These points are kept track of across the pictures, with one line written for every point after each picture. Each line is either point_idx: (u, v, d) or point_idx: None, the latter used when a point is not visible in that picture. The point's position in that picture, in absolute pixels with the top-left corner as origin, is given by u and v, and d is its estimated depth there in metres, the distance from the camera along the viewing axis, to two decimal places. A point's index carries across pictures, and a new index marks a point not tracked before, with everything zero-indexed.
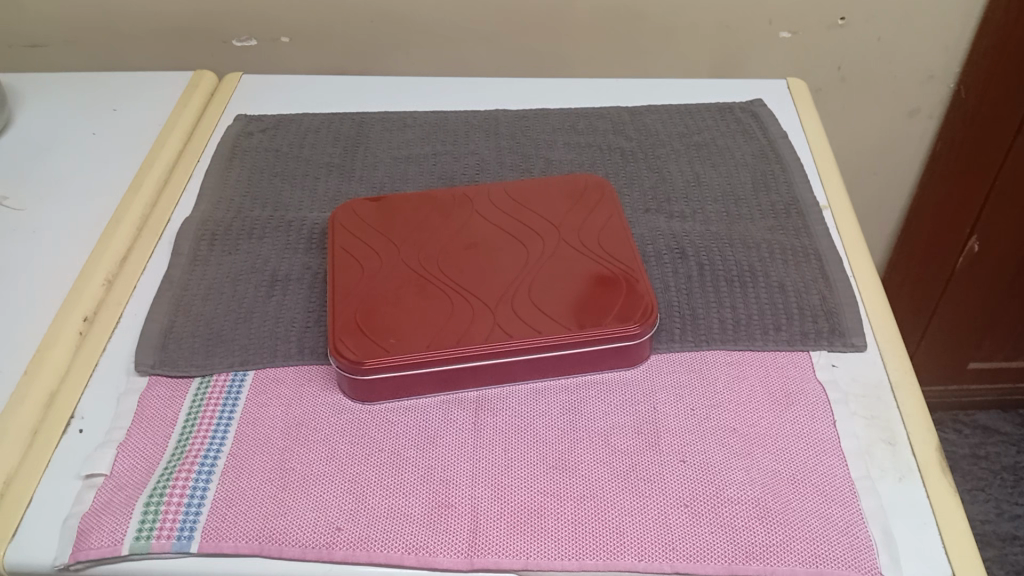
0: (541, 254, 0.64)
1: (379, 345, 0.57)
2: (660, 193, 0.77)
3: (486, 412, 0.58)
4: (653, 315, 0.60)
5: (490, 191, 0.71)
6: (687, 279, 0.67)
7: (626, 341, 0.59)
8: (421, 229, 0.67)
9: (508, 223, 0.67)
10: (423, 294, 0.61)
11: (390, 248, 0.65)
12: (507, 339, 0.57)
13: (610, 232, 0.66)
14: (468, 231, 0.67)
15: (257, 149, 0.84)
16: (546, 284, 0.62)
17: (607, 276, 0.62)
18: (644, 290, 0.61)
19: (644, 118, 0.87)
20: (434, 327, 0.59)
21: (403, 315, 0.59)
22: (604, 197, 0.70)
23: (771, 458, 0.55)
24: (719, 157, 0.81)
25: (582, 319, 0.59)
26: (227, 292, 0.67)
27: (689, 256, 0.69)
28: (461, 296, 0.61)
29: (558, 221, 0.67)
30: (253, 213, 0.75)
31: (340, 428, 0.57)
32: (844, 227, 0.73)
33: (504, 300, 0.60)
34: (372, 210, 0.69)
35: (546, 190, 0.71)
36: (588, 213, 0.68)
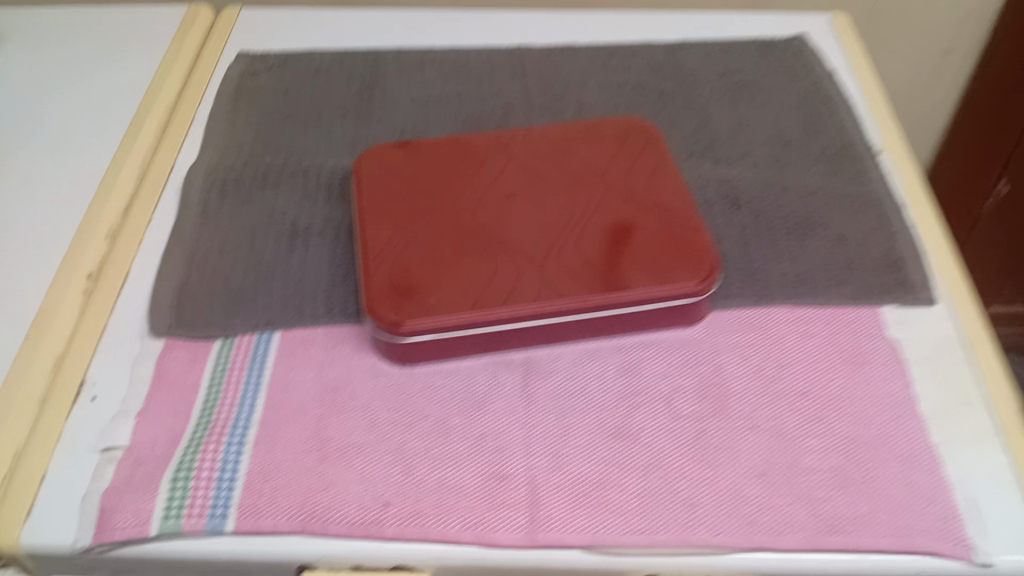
0: (588, 203, 0.60)
1: (418, 304, 0.53)
2: (702, 137, 0.71)
3: (536, 375, 0.54)
4: (714, 271, 0.55)
5: (527, 134, 0.66)
6: (740, 231, 0.62)
7: (686, 300, 0.54)
8: (455, 175, 0.62)
9: (549, 170, 0.62)
10: (462, 249, 0.56)
11: (423, 196, 0.60)
12: (559, 296, 0.53)
13: (658, 180, 0.61)
14: (506, 179, 0.62)
15: (263, 91, 0.77)
16: (597, 236, 0.57)
17: (662, 228, 0.58)
18: (702, 244, 0.57)
19: (677, 59, 0.81)
20: (477, 283, 0.54)
21: (443, 270, 0.55)
22: (649, 141, 0.65)
23: (845, 422, 0.51)
24: (762, 102, 0.76)
25: (638, 275, 0.54)
26: (244, 247, 0.62)
27: (741, 206, 0.64)
28: (505, 250, 0.56)
29: (601, 167, 0.63)
30: (263, 160, 0.69)
31: (379, 394, 0.53)
32: (901, 174, 0.69)
33: (552, 253, 0.56)
34: (398, 154, 0.64)
35: (585, 134, 0.66)
36: (634, 160, 0.63)
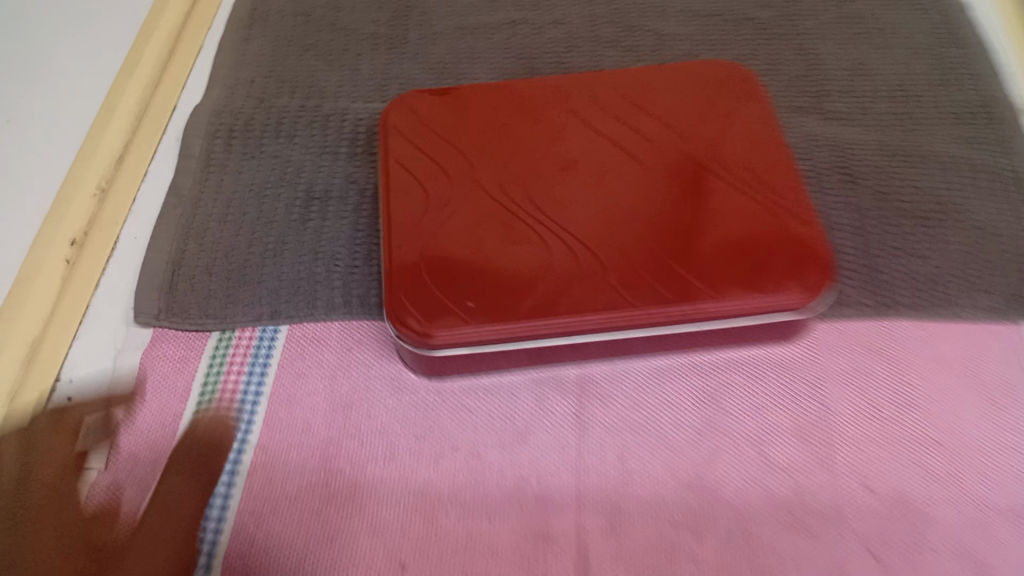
0: (668, 177, 0.48)
1: (450, 305, 0.42)
2: (811, 86, 0.58)
3: (593, 400, 0.44)
4: (825, 276, 0.43)
5: (592, 80, 0.53)
6: (856, 216, 0.50)
7: (789, 314, 0.43)
8: (502, 133, 0.50)
9: (618, 130, 0.50)
10: (508, 235, 0.45)
11: (462, 162, 0.49)
12: (630, 303, 0.42)
13: (758, 148, 0.49)
14: (564, 140, 0.50)
15: (280, 15, 0.65)
16: (675, 221, 0.45)
17: (761, 215, 0.46)
18: (810, 238, 0.45)
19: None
20: (525, 281, 0.43)
21: (483, 261, 0.44)
22: (748, 95, 0.52)
23: (982, 483, 0.40)
24: (888, 39, 0.61)
25: (728, 277, 0.43)
26: (251, 212, 0.52)
27: (859, 183, 0.52)
28: (559, 237, 0.45)
29: (685, 129, 0.50)
30: (277, 101, 0.58)
31: (400, 414, 0.43)
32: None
33: (621, 243, 0.44)
34: (434, 104, 0.52)
35: (666, 81, 0.53)
36: (728, 120, 0.50)
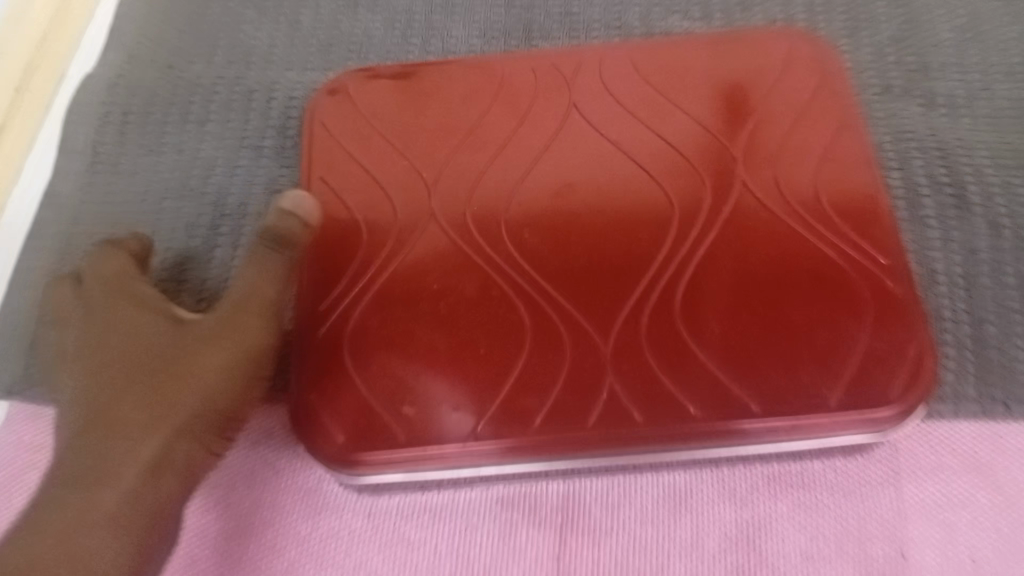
0: (698, 211, 0.34)
1: (380, 419, 0.31)
2: (912, 56, 0.42)
3: (582, 535, 0.32)
4: (920, 385, 0.30)
5: (604, 53, 0.39)
6: (966, 262, 0.36)
7: (867, 437, 0.30)
8: (474, 137, 0.37)
9: (637, 134, 0.36)
10: (465, 300, 0.33)
11: (411, 183, 0.36)
12: (627, 422, 0.30)
13: (832, 168, 0.34)
14: (562, 151, 0.36)
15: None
16: (706, 288, 0.32)
17: (832, 280, 0.32)
18: (903, 322, 0.31)
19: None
20: (484, 378, 0.31)
21: (427, 343, 0.32)
22: (818, 87, 0.37)
23: None
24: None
25: (776, 386, 0.30)
26: (140, 233, 0.39)
27: (973, 210, 0.37)
28: (540, 310, 0.32)
29: (730, 131, 0.36)
30: (187, 71, 0.44)
31: (320, 550, 0.32)
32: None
33: (621, 321, 0.32)
34: (379, 88, 0.38)
35: (704, 55, 0.38)
36: (791, 119, 0.36)
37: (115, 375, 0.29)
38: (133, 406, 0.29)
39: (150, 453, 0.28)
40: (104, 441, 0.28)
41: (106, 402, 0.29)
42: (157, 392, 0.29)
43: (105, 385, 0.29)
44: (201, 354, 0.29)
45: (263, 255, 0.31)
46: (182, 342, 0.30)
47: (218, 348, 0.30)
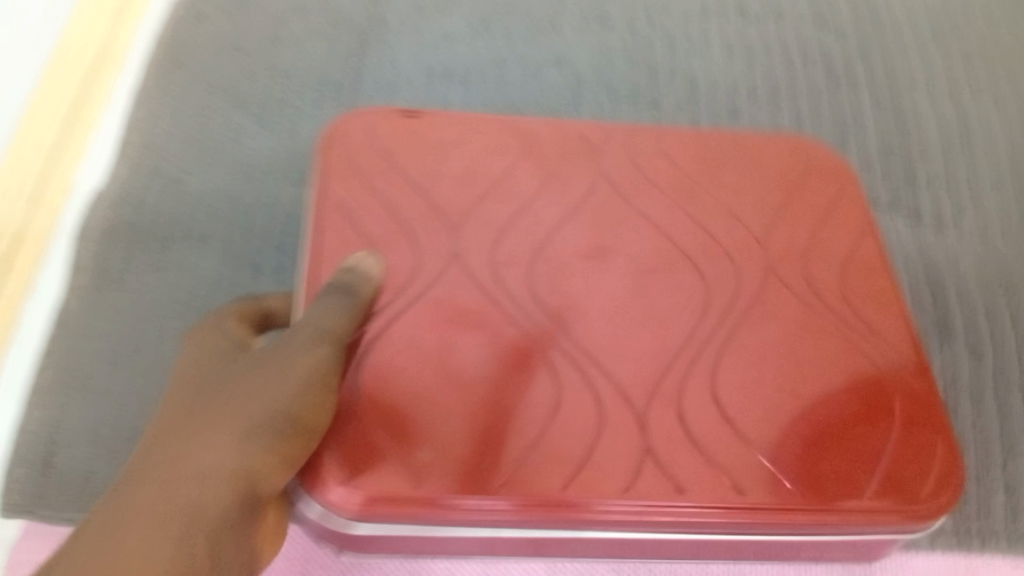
0: (735, 315, 0.46)
1: (406, 468, 0.40)
2: (922, 179, 0.61)
3: None
4: (917, 506, 0.41)
5: (659, 193, 0.51)
6: (976, 407, 0.52)
7: (855, 535, 0.41)
8: (517, 258, 0.48)
9: (683, 263, 0.48)
10: (517, 378, 0.43)
11: (457, 291, 0.46)
12: (654, 498, 0.41)
13: (855, 295, 0.48)
14: (613, 269, 0.48)
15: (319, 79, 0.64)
16: (719, 399, 0.43)
17: (839, 405, 0.44)
18: (882, 448, 0.43)
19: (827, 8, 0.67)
20: (514, 462, 0.41)
21: (465, 397, 0.42)
22: (846, 245, 0.50)
23: None
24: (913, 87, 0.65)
25: (793, 489, 0.41)
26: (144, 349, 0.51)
27: (985, 362, 0.54)
28: (554, 416, 0.42)
29: (763, 273, 0.48)
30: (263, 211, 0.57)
31: None
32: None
33: (659, 433, 0.42)
34: (375, 147, 0.51)
35: (726, 203, 0.51)
36: (812, 263, 0.48)
37: (120, 502, 0.34)
38: (132, 528, 0.33)
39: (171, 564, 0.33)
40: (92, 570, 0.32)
41: (110, 524, 0.33)
42: (144, 517, 0.33)
43: (111, 513, 0.34)
44: (201, 458, 0.35)
45: (298, 345, 0.40)
46: (174, 471, 0.35)
47: (218, 458, 0.35)
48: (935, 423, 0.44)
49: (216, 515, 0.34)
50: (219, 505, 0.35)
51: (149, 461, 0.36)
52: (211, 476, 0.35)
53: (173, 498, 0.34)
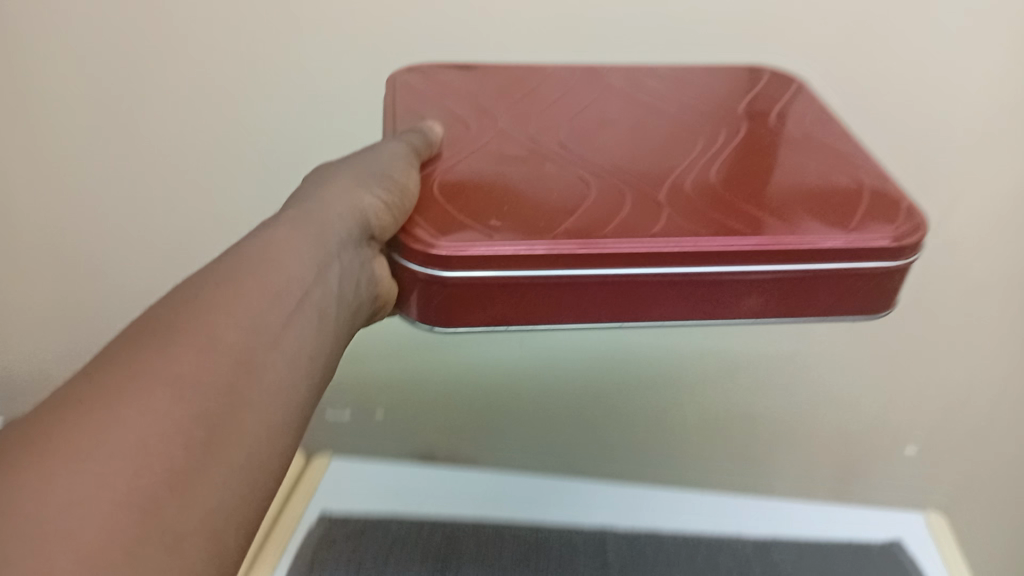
0: (724, 150, 0.47)
1: (474, 224, 0.39)
2: None
3: None
4: (913, 233, 0.43)
5: (657, 101, 0.52)
6: None
7: (867, 265, 0.42)
8: (531, 109, 0.49)
9: (665, 110, 0.51)
10: (547, 172, 0.43)
11: (482, 113, 0.48)
12: (692, 228, 0.40)
13: (794, 117, 0.52)
14: (598, 109, 0.50)
15: (354, 401, 0.91)
16: (723, 174, 0.45)
17: (826, 185, 0.45)
18: (875, 209, 0.44)
19: (775, 404, 0.86)
20: (558, 195, 0.41)
21: (520, 182, 0.42)
22: (830, 130, 0.50)
23: None
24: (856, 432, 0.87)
25: (801, 216, 0.42)
26: None
27: None
28: (595, 171, 0.44)
29: (743, 128, 0.50)
30: (472, 513, 0.70)
31: None
32: (958, 441, 0.85)
33: (674, 187, 0.43)
34: (449, 78, 0.52)
35: (701, 94, 0.53)
36: (776, 117, 0.51)
37: (57, 426, 0.26)
38: (71, 462, 0.25)
39: (96, 530, 0.25)
40: (42, 484, 0.25)
41: (54, 432, 0.26)
42: (73, 451, 0.26)
43: (67, 417, 0.27)
44: (154, 387, 0.28)
45: (396, 156, 0.40)
46: (130, 389, 0.28)
47: (198, 367, 0.30)
48: (891, 194, 0.45)
49: (241, 335, 0.32)
50: (251, 331, 0.32)
51: (212, 264, 0.34)
52: (190, 339, 0.30)
53: (217, 300, 0.32)
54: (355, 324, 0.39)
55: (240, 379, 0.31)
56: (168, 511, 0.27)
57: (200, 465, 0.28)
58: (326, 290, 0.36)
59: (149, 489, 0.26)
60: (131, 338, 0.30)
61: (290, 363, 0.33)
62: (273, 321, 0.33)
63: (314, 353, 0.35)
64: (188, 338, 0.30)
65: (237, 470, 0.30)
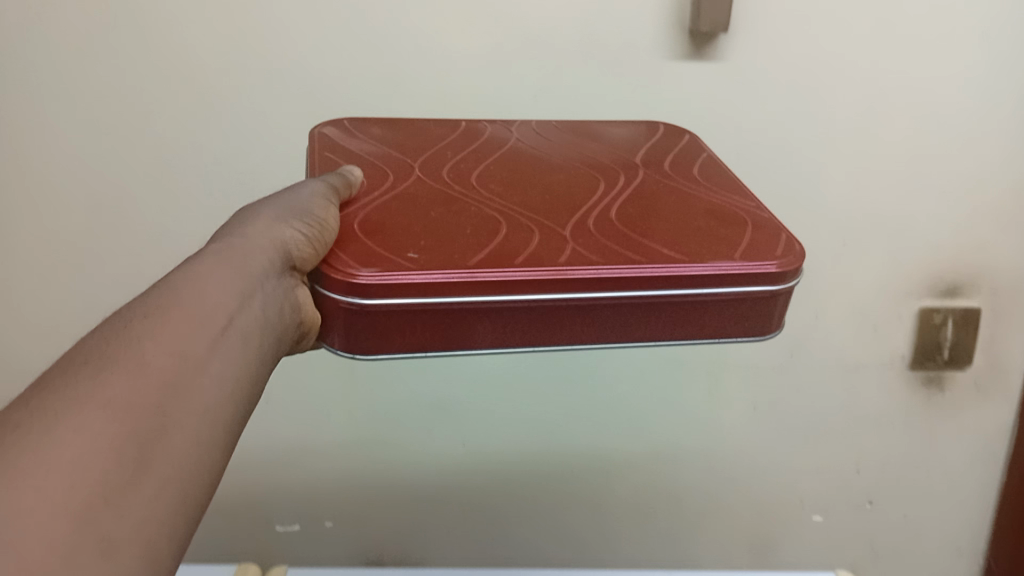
0: (624, 191, 0.52)
1: (390, 256, 0.41)
2: None
3: None
4: (793, 258, 0.46)
5: (565, 153, 0.57)
6: None
7: (752, 288, 0.46)
8: (449, 160, 0.54)
9: (572, 160, 0.56)
10: (459, 212, 0.47)
11: (403, 166, 0.52)
12: (591, 257, 0.44)
13: (686, 164, 0.57)
14: (510, 159, 0.55)
15: (299, 517, 1.02)
16: (622, 211, 0.49)
17: (715, 220, 0.49)
18: (759, 239, 0.48)
19: (678, 489, 1.01)
20: (469, 230, 0.45)
21: (434, 220, 0.45)
22: (721, 174, 0.55)
23: None
24: (741, 504, 1.03)
25: (691, 245, 0.46)
26: None
27: None
28: (505, 211, 0.47)
29: (642, 173, 0.55)
30: None
31: None
32: (812, 506, 1.02)
33: (577, 223, 0.47)
34: (374, 138, 0.57)
35: (605, 147, 0.59)
36: (673, 164, 0.57)
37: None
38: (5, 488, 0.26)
39: (31, 545, 0.25)
40: None
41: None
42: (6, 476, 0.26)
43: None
44: (83, 412, 0.29)
45: (318, 195, 0.44)
46: (59, 417, 0.29)
47: (127, 390, 0.31)
48: (774, 226, 0.50)
49: (172, 361, 0.33)
50: (180, 357, 0.33)
51: (139, 299, 0.35)
52: (116, 366, 0.31)
53: (148, 330, 0.33)
54: (280, 350, 0.41)
55: (169, 400, 0.32)
56: (99, 523, 0.27)
57: (133, 481, 0.29)
58: (249, 318, 0.38)
59: (83, 506, 0.27)
60: (61, 369, 0.31)
61: (218, 386, 0.35)
62: (199, 346, 0.35)
63: (240, 376, 0.36)
64: (114, 366, 0.31)
65: (170, 483, 0.30)
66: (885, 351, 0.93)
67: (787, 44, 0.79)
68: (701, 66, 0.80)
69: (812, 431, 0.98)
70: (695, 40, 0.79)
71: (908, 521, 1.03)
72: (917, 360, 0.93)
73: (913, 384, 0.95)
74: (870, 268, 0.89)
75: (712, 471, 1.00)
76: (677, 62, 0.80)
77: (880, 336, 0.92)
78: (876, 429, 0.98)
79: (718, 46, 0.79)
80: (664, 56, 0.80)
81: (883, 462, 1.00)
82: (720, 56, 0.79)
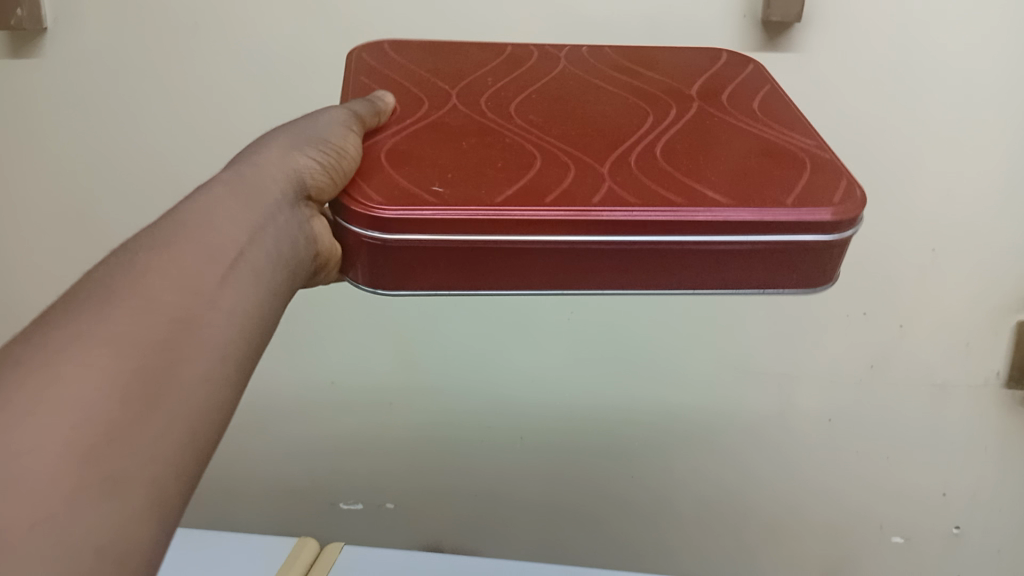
0: (673, 126, 0.49)
1: (415, 191, 0.40)
2: None
3: None
4: (853, 205, 0.43)
5: (617, 82, 0.54)
6: None
7: (802, 237, 0.42)
8: (492, 89, 0.52)
9: (623, 91, 0.53)
10: (493, 145, 0.44)
11: (443, 93, 0.50)
12: (627, 198, 0.41)
13: (743, 99, 0.53)
14: (556, 88, 0.53)
15: (365, 497, 1.03)
16: (668, 147, 0.47)
17: (768, 159, 0.46)
18: (815, 180, 0.44)
19: (741, 480, 0.99)
20: (501, 165, 0.43)
21: (465, 155, 0.43)
22: (784, 111, 0.52)
23: None
24: (809, 502, 1.00)
25: (738, 186, 0.43)
26: None
27: None
28: (543, 143, 0.45)
29: (694, 107, 0.52)
30: None
31: None
32: (887, 514, 1.00)
33: (617, 158, 0.45)
34: (418, 62, 0.55)
35: (660, 77, 0.56)
36: (732, 98, 0.53)
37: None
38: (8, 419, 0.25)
39: (34, 477, 0.24)
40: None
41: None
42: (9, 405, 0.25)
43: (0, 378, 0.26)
44: (90, 344, 0.28)
45: (338, 120, 0.43)
46: (65, 347, 0.27)
47: (135, 324, 0.29)
48: (834, 168, 0.46)
49: (181, 295, 0.32)
50: (189, 291, 0.32)
51: (150, 230, 0.34)
52: (123, 299, 0.30)
53: (156, 263, 0.32)
54: (297, 281, 0.41)
55: (178, 335, 0.31)
56: (107, 460, 0.26)
57: (141, 416, 0.28)
58: (260, 251, 0.37)
59: (90, 441, 0.26)
60: (68, 300, 0.30)
61: (229, 322, 0.33)
62: (210, 281, 0.33)
63: (253, 311, 0.35)
64: (123, 296, 0.30)
65: (181, 420, 0.29)
66: (980, 369, 0.92)
67: (863, 37, 0.79)
68: (774, 56, 0.80)
69: (880, 421, 0.95)
70: (769, 31, 0.80)
71: (993, 538, 0.99)
72: (1015, 377, 0.91)
73: (1007, 402, 0.93)
74: (955, 278, 0.88)
75: (777, 460, 0.98)
76: (750, 52, 0.80)
77: (971, 352, 0.91)
78: (963, 437, 0.95)
79: (791, 37, 0.79)
80: (735, 46, 0.81)
81: (970, 481, 0.97)
82: (795, 47, 0.79)
